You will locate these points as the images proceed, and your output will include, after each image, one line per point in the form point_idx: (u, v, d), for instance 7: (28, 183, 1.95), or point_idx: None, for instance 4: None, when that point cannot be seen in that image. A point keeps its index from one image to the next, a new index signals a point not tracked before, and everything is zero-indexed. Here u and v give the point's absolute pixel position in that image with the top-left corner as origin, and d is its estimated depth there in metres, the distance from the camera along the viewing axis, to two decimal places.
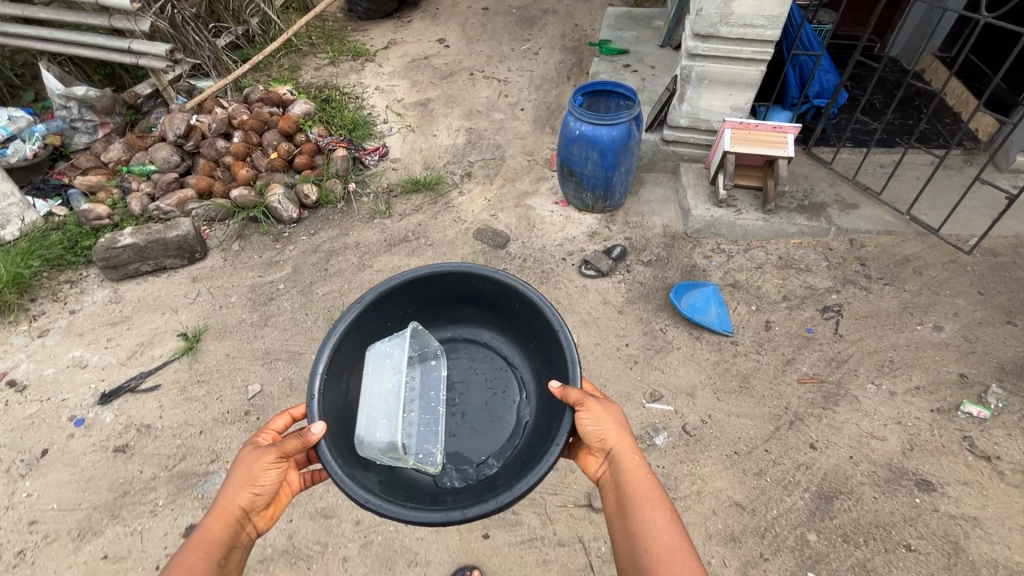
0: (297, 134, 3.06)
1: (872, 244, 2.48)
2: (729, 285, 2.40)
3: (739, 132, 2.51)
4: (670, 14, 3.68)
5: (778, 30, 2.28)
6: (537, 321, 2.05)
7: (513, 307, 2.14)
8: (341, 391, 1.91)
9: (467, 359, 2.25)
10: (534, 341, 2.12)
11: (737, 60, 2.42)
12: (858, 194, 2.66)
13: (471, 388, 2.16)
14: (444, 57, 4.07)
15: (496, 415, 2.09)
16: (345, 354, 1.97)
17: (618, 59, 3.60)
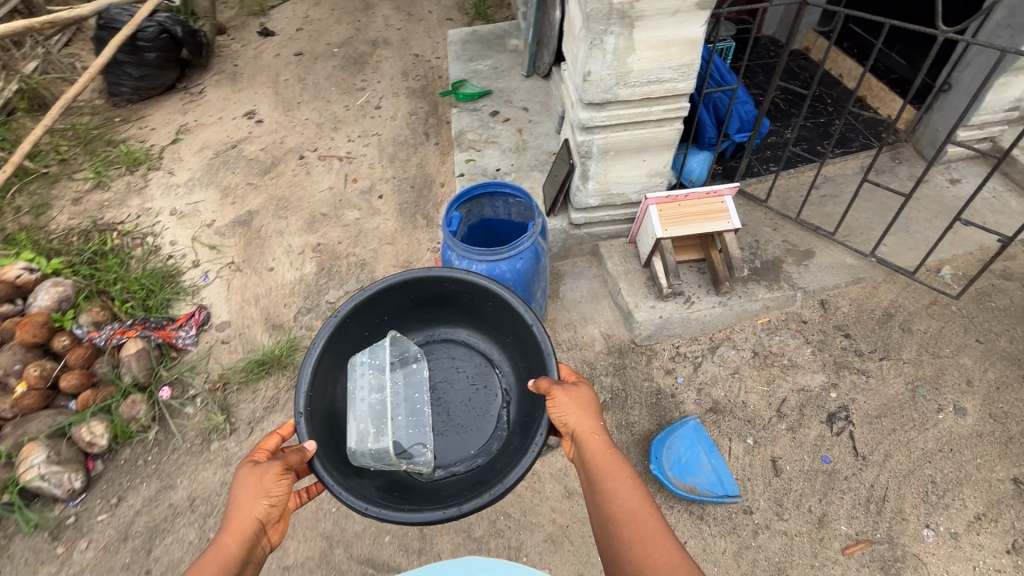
0: (53, 339, 2.05)
1: (845, 302, 2.07)
2: (710, 414, 1.86)
3: (665, 208, 1.95)
4: (526, 36, 3.01)
5: (692, 81, 1.69)
6: (513, 321, 1.70)
7: (487, 306, 1.78)
8: (324, 403, 1.59)
9: (449, 356, 1.92)
10: (509, 336, 1.78)
11: (646, 122, 1.81)
12: (808, 236, 2.24)
13: (452, 388, 1.84)
14: (259, 140, 3.11)
15: (484, 411, 1.79)
16: (326, 367, 1.61)
17: (481, 107, 2.88)
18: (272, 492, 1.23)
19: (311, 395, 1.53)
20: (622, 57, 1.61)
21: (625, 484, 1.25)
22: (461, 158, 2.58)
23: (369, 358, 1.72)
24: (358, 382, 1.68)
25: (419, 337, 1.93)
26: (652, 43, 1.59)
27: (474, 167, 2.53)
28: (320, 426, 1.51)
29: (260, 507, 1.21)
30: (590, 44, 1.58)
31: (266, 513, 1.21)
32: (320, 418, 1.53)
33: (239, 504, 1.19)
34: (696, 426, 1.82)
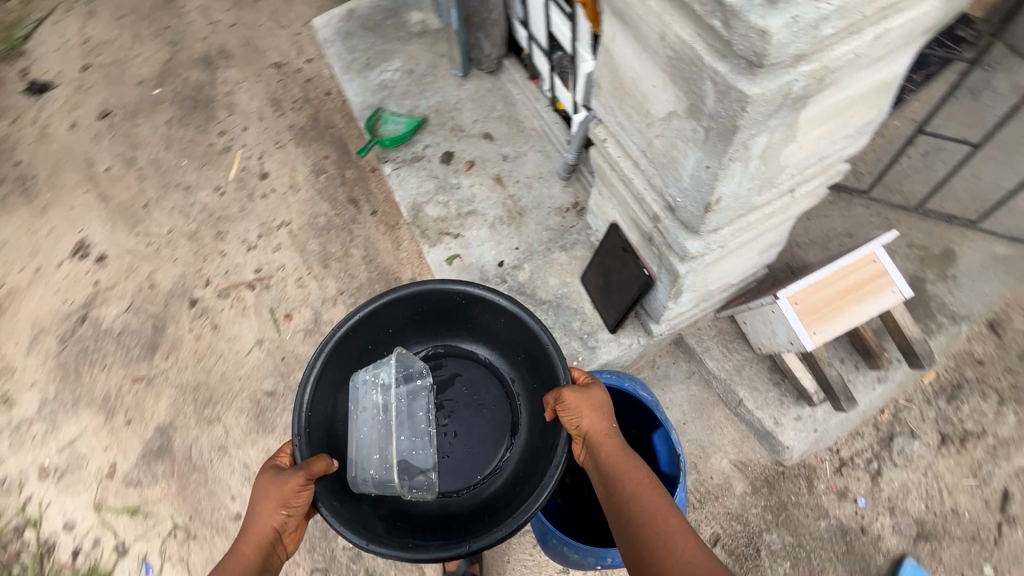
0: None
1: (1016, 315, 1.58)
2: (921, 543, 1.42)
3: (804, 296, 1.31)
4: (445, 16, 1.99)
5: (867, 138, 0.96)
6: (528, 342, 1.31)
7: (497, 322, 1.37)
8: (320, 429, 1.23)
9: (460, 376, 1.50)
10: (522, 354, 1.37)
11: (781, 210, 1.08)
12: (939, 229, 1.66)
13: (462, 412, 1.45)
14: (118, 294, 2.07)
15: (492, 437, 1.42)
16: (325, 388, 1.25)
17: (426, 152, 1.96)
18: (291, 503, 1.02)
19: (315, 411, 1.20)
20: (774, 156, 0.85)
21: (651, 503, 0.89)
22: (439, 256, 1.75)
23: (372, 374, 1.38)
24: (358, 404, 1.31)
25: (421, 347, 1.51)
26: (825, 115, 0.82)
27: (464, 266, 1.71)
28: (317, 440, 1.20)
29: (277, 517, 1.00)
30: (723, 158, 0.80)
31: (282, 526, 1.01)
32: (316, 434, 1.21)
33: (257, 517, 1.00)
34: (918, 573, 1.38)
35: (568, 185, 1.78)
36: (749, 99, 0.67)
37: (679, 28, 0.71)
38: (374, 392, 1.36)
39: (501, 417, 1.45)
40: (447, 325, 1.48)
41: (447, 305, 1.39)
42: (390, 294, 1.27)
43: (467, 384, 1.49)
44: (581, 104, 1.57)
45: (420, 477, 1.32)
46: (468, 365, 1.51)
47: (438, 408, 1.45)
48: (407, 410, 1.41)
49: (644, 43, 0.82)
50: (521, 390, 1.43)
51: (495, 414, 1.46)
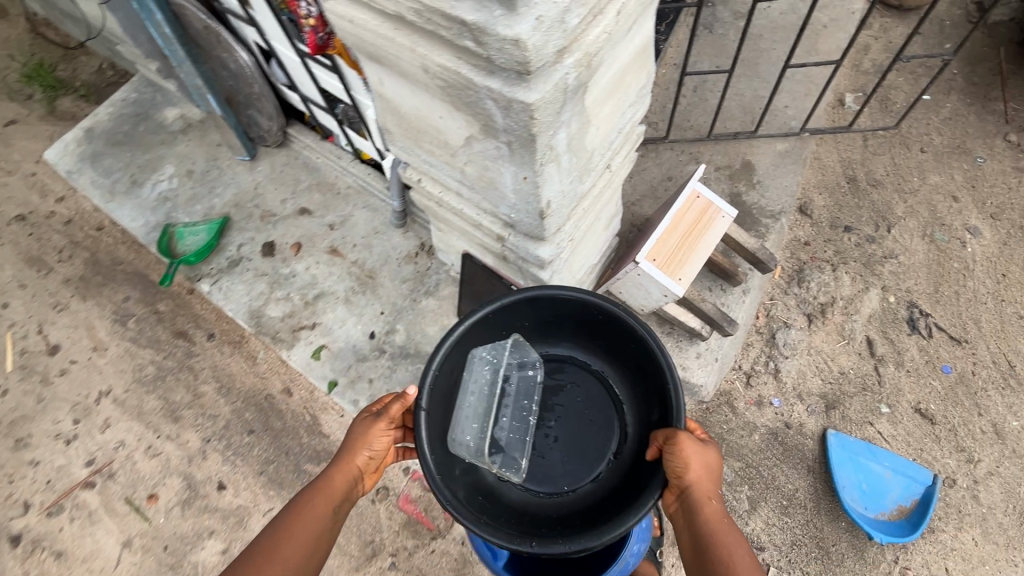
0: None
1: (814, 193, 1.83)
2: (832, 413, 1.57)
3: (658, 252, 1.38)
4: (204, 105, 1.78)
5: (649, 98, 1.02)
6: (653, 376, 1.23)
7: (623, 342, 1.29)
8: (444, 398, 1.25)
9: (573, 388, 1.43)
10: (646, 381, 1.28)
11: (607, 187, 1.11)
12: (730, 149, 1.88)
13: (565, 420, 1.39)
14: None
15: (587, 453, 1.36)
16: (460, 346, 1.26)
17: (242, 252, 1.75)
18: (371, 443, 1.04)
19: (435, 394, 1.21)
20: (580, 145, 0.85)
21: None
22: (302, 354, 1.56)
23: (489, 353, 1.37)
24: (473, 374, 1.34)
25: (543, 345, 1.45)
26: (606, 92, 0.84)
27: (334, 354, 1.55)
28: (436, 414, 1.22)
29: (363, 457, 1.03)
30: (536, 166, 0.78)
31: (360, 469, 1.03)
32: (443, 393, 1.24)
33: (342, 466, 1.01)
34: (840, 440, 1.52)
35: (407, 229, 1.69)
36: (533, 107, 0.64)
37: (436, 56, 0.67)
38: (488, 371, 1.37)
39: (606, 440, 1.36)
40: (575, 328, 1.39)
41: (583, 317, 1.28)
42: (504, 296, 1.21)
43: (579, 389, 1.42)
44: (383, 149, 1.49)
45: (508, 458, 1.33)
46: (577, 375, 1.43)
47: (542, 410, 1.40)
48: (518, 392, 1.41)
49: (412, 80, 0.77)
50: (631, 422, 1.35)
51: (600, 441, 1.36)
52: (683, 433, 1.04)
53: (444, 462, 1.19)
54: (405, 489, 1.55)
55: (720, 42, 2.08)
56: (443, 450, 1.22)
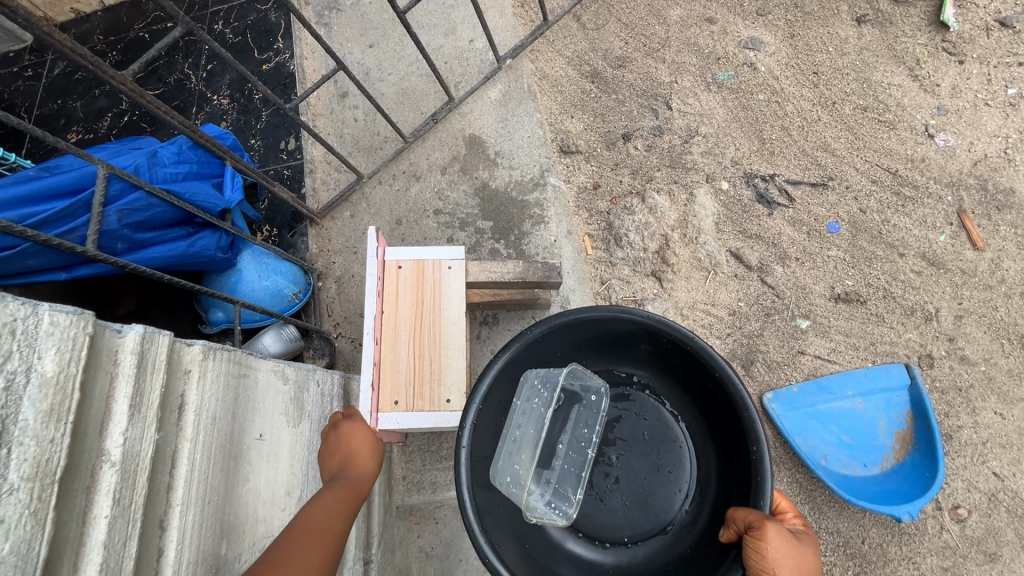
0: None
1: (566, 121, 1.35)
2: (755, 369, 1.13)
3: (396, 387, 0.87)
4: None
5: (68, 309, 0.42)
6: (735, 441, 0.67)
7: (707, 388, 0.71)
8: (486, 437, 0.70)
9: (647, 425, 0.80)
10: (724, 434, 0.70)
11: (166, 442, 0.58)
12: (442, 138, 1.37)
13: (634, 461, 0.78)
14: None
15: (654, 504, 0.76)
16: (493, 399, 0.70)
17: None
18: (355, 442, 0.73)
19: (482, 423, 0.68)
20: None
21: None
22: None
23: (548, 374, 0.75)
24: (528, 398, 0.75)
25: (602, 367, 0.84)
26: None
27: None
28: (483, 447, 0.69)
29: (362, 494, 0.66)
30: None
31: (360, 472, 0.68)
32: (490, 422, 0.71)
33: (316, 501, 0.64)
34: (785, 400, 1.08)
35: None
36: None
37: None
38: (543, 388, 0.74)
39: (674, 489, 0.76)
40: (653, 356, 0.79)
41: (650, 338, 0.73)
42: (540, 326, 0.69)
43: (647, 420, 0.80)
44: None
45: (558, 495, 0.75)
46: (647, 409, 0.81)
47: (601, 444, 0.79)
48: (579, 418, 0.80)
49: None
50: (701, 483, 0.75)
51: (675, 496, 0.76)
52: (769, 524, 0.55)
53: (487, 516, 0.66)
54: None
55: (354, 22, 1.54)
56: (485, 493, 0.68)
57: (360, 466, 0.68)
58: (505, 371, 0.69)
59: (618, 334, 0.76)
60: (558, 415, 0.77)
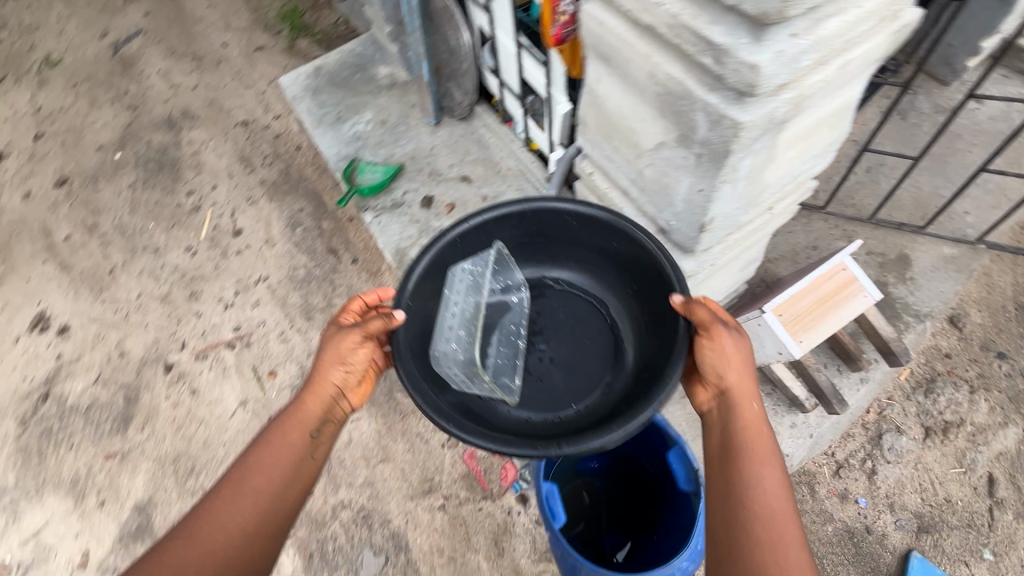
0: None
1: (972, 309, 1.71)
2: (922, 536, 1.46)
3: (787, 307, 1.37)
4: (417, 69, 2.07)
5: (827, 160, 1.08)
6: (659, 288, 1.13)
7: (607, 244, 1.23)
8: (417, 316, 1.18)
9: (557, 312, 1.36)
10: (641, 298, 1.22)
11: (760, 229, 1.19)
12: (889, 238, 1.81)
13: (563, 341, 1.31)
14: (85, 366, 1.96)
15: (581, 372, 1.27)
16: (442, 274, 1.23)
17: (405, 200, 2.00)
18: (348, 360, 1.11)
19: (421, 294, 1.19)
20: (759, 178, 0.92)
21: (779, 526, 0.82)
22: None
23: (473, 264, 1.27)
24: (453, 293, 1.26)
25: (530, 272, 1.38)
26: (800, 135, 0.90)
27: None
28: (415, 335, 1.17)
29: (334, 373, 1.10)
30: (717, 181, 0.86)
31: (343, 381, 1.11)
32: (416, 327, 1.18)
33: (318, 367, 1.11)
34: (923, 566, 1.41)
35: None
36: (740, 125, 0.73)
37: (666, 67, 0.79)
38: (467, 281, 1.27)
39: (601, 350, 1.28)
40: (555, 243, 1.32)
41: (552, 222, 1.24)
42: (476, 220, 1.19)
43: (563, 309, 1.35)
44: (560, 143, 1.64)
45: (499, 366, 1.27)
46: (552, 293, 1.36)
47: (532, 333, 1.32)
48: (506, 315, 1.34)
49: (626, 82, 0.91)
50: (630, 331, 1.27)
51: (616, 378, 1.22)
52: (709, 315, 0.96)
53: (419, 357, 1.16)
54: (472, 446, 1.70)
55: (909, 131, 2.00)
56: (414, 345, 1.16)
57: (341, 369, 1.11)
58: (428, 268, 1.19)
59: (529, 232, 1.29)
60: (483, 319, 1.32)
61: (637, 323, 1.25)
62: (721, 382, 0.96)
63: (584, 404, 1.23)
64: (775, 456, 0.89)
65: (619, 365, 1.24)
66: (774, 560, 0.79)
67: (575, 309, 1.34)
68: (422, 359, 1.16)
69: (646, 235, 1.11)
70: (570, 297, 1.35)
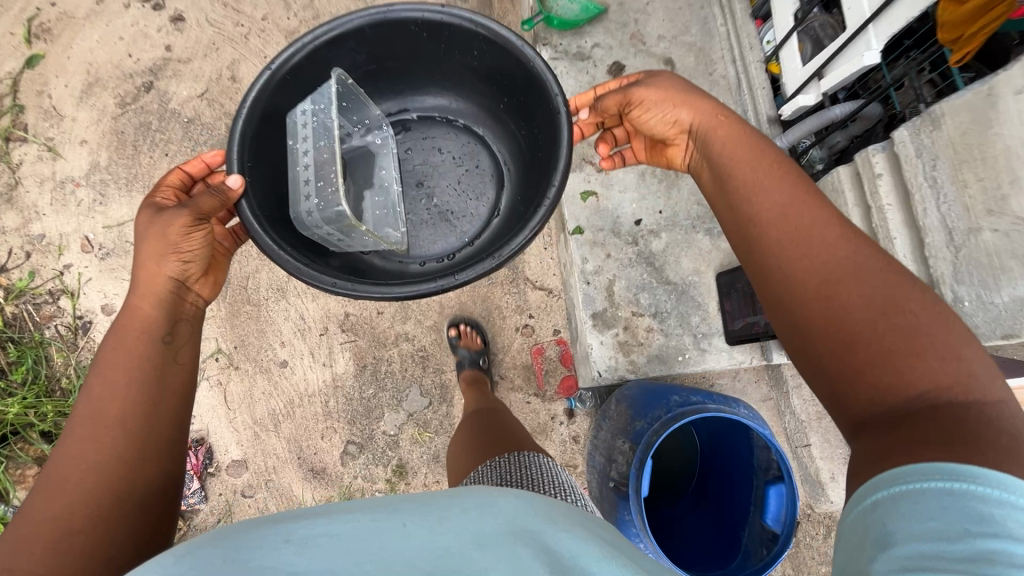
0: None
1: None
2: None
3: None
4: None
5: None
6: (529, 87, 1.44)
7: (466, 54, 1.53)
8: (271, 181, 1.42)
9: (425, 143, 1.81)
10: (527, 125, 1.57)
11: None
12: None
13: (446, 178, 1.80)
14: (193, 72, 1.78)
15: (464, 204, 1.78)
16: (264, 154, 1.40)
17: (593, 53, 1.65)
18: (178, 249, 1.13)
19: (258, 175, 1.36)
20: None
21: (780, 225, 0.78)
22: (575, 184, 1.54)
23: (311, 106, 1.42)
24: (299, 140, 1.44)
25: (389, 105, 1.76)
26: None
27: (597, 209, 1.52)
28: (273, 203, 1.40)
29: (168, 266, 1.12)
30: None
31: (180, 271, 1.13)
32: (266, 177, 1.40)
33: (143, 263, 1.10)
34: None
35: None
36: None
37: None
38: (312, 125, 1.43)
39: (480, 178, 1.80)
40: (403, 61, 1.59)
41: (400, 32, 1.48)
42: (309, 47, 1.37)
43: (425, 135, 1.81)
44: (820, 90, 1.31)
45: (381, 207, 1.64)
46: (437, 126, 1.81)
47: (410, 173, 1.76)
48: (367, 167, 1.65)
49: None
50: (507, 153, 1.76)
51: (478, 203, 1.78)
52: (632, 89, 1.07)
53: (290, 223, 1.41)
54: (542, 344, 1.68)
55: None
56: (274, 217, 1.39)
57: (150, 281, 1.09)
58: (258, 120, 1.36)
59: (389, 53, 1.54)
60: (352, 162, 1.62)
61: (517, 136, 1.69)
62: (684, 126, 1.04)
63: (464, 230, 1.76)
64: (766, 163, 0.88)
65: (490, 168, 1.81)
66: (790, 250, 0.76)
67: (441, 128, 1.81)
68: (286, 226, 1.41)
69: (493, 51, 1.45)
70: (433, 122, 1.80)
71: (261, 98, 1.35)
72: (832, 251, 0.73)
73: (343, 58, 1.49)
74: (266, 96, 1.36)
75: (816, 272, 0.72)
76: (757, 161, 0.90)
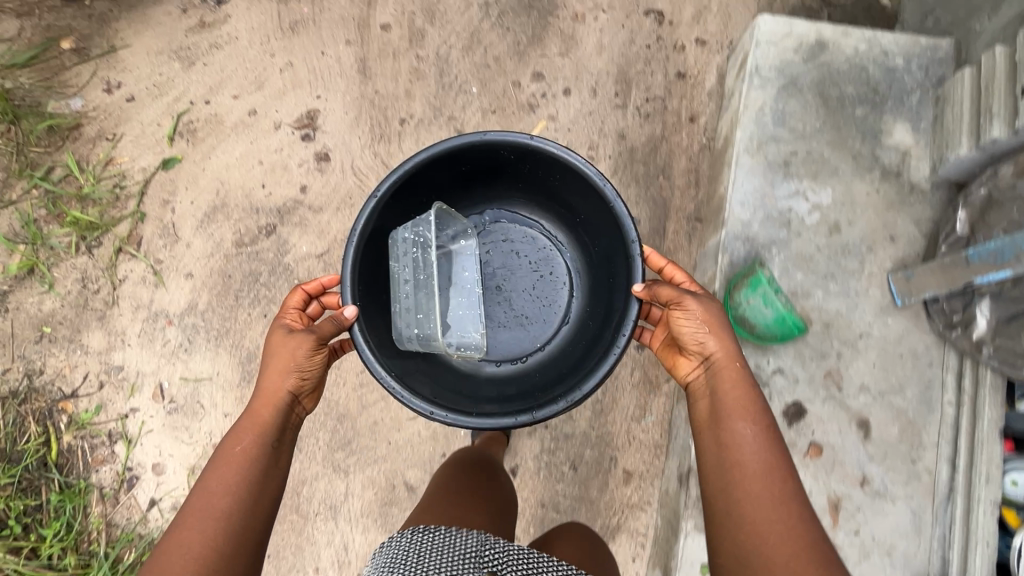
0: None
1: None
2: None
3: None
4: (986, 247, 1.16)
5: None
6: (615, 230, 1.22)
7: (554, 177, 1.29)
8: (368, 298, 1.22)
9: (501, 243, 1.47)
10: (614, 258, 1.27)
11: None
12: None
13: (522, 277, 1.45)
14: (320, 226, 1.61)
15: (540, 313, 1.43)
16: (367, 272, 1.21)
17: (772, 380, 1.33)
18: (297, 364, 1.06)
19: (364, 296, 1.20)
20: None
21: (763, 486, 0.93)
22: (699, 551, 1.26)
23: (415, 233, 1.28)
24: (398, 259, 1.27)
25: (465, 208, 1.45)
26: None
27: None
28: (376, 323, 1.22)
29: (288, 378, 1.05)
30: None
31: (297, 387, 1.07)
32: (370, 300, 1.21)
33: (268, 373, 1.06)
34: None
35: None
36: None
37: None
38: (415, 253, 1.28)
39: (558, 288, 1.45)
40: (487, 171, 1.35)
41: (488, 155, 1.27)
42: (404, 171, 1.19)
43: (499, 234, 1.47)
44: None
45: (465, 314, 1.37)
46: (514, 226, 1.47)
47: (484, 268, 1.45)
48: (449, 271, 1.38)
49: None
50: (579, 263, 1.44)
51: (552, 313, 1.44)
52: (687, 299, 1.06)
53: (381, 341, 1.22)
54: None
55: None
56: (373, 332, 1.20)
57: (270, 386, 1.05)
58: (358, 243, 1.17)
59: (470, 166, 1.30)
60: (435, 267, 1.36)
61: (591, 254, 1.39)
62: (705, 353, 1.06)
63: (539, 343, 1.42)
64: (755, 419, 1.00)
65: (572, 276, 1.45)
66: (762, 513, 0.90)
67: (517, 230, 1.47)
68: (387, 346, 1.22)
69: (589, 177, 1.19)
70: (508, 225, 1.47)
71: (368, 220, 1.16)
72: (792, 531, 0.88)
73: (432, 174, 1.28)
74: (373, 219, 1.17)
75: (785, 546, 0.87)
76: (745, 414, 1.00)
